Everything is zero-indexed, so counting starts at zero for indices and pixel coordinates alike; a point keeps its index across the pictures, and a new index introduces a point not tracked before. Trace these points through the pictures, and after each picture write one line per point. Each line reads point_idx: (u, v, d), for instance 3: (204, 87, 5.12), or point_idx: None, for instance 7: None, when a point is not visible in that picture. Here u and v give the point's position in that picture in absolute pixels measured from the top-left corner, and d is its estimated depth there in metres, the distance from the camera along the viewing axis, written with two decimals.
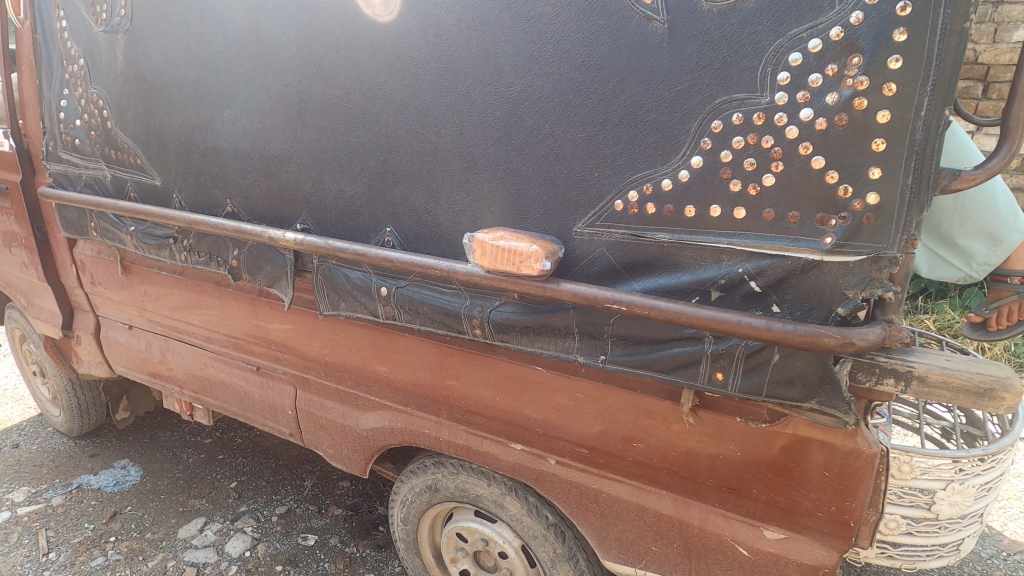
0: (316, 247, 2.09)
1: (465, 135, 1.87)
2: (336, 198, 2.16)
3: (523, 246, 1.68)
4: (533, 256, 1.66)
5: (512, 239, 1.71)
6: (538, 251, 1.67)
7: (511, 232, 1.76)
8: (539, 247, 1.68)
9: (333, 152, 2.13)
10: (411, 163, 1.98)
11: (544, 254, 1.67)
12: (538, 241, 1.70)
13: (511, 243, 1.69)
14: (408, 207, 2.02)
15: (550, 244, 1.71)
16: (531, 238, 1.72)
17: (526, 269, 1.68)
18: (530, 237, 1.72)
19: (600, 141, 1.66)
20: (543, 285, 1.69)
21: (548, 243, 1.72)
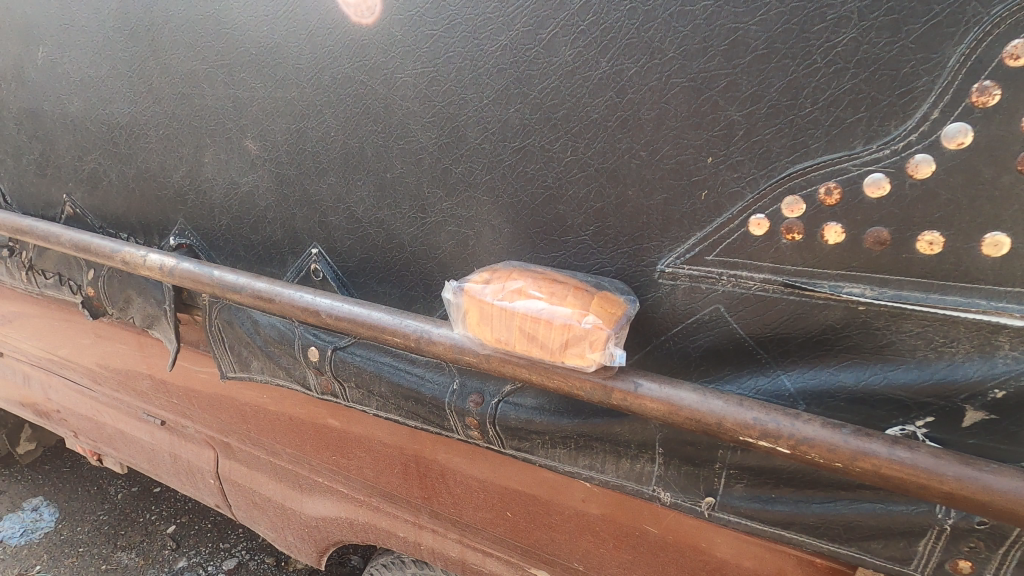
0: (198, 283, 1.24)
1: (440, 84, 0.99)
2: (224, 196, 1.28)
3: (569, 318, 0.83)
4: (590, 339, 0.82)
5: (545, 298, 0.85)
6: (600, 329, 0.82)
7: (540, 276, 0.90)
8: (600, 320, 0.82)
9: (211, 117, 1.23)
10: (344, 138, 1.11)
11: (612, 334, 0.82)
12: (595, 302, 0.85)
13: (544, 310, 0.84)
14: (342, 214, 1.16)
15: (619, 306, 0.86)
16: (581, 294, 0.86)
17: (574, 361, 0.84)
18: (579, 291, 0.87)
19: (719, 93, 0.80)
20: (607, 383, 0.85)
21: (615, 301, 0.86)
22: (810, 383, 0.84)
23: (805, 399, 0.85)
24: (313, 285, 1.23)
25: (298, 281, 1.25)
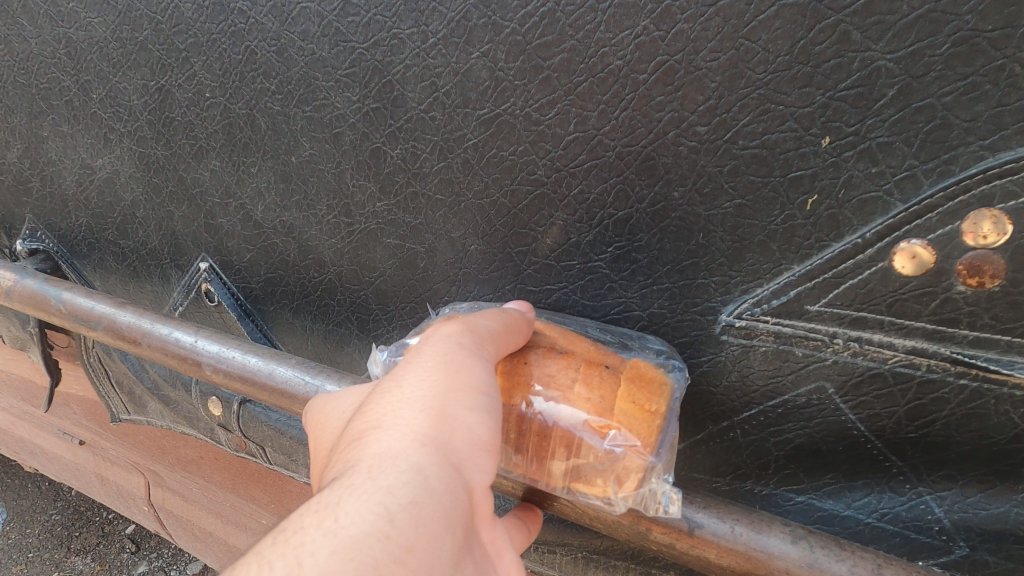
0: (43, 310, 0.87)
1: (358, 12, 0.61)
2: (74, 184, 0.90)
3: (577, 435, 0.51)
4: (612, 470, 0.50)
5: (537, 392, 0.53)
6: (629, 456, 0.50)
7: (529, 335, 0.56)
8: (628, 437, 0.50)
9: (38, 70, 0.84)
10: (226, 100, 0.72)
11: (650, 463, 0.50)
12: (618, 398, 0.52)
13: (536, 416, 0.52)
14: (235, 215, 0.78)
15: (659, 397, 0.52)
16: (594, 382, 0.52)
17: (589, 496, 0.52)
18: (593, 371, 0.53)
19: (854, 16, 0.43)
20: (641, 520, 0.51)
21: (654, 386, 0.52)
22: (978, 515, 0.51)
23: (969, 539, 0.51)
24: (207, 312, 0.87)
25: (188, 306, 0.88)
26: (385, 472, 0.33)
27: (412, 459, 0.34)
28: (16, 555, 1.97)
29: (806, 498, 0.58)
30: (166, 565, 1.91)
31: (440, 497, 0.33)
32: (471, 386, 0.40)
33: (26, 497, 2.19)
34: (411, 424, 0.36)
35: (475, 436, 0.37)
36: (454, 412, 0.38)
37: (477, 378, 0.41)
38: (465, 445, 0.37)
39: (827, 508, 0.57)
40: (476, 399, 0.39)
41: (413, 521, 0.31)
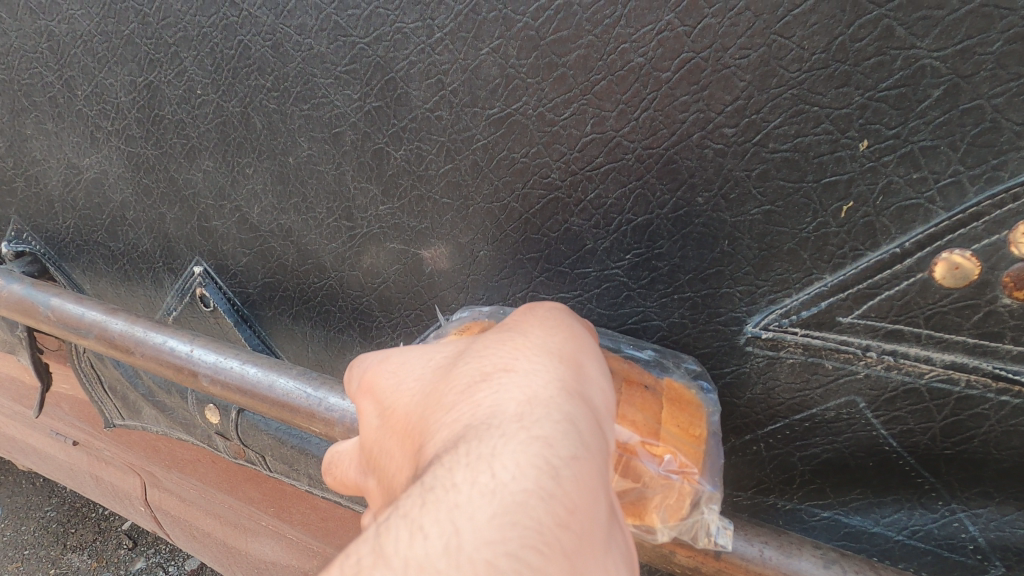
0: (31, 317, 0.84)
1: (359, 5, 0.57)
2: (60, 185, 0.86)
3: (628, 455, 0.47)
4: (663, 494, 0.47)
5: None
6: (680, 481, 0.47)
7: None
8: (679, 461, 0.48)
9: (20, 64, 0.79)
10: (218, 98, 0.69)
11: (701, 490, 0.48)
12: (664, 419, 0.50)
13: None
14: (229, 217, 0.75)
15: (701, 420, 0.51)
16: (638, 400, 0.50)
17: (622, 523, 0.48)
18: (635, 389, 0.51)
19: (898, 10, 0.40)
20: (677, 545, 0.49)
21: (695, 407, 0.51)
22: (1016, 534, 0.48)
23: (1005, 559, 0.49)
24: (202, 317, 0.84)
25: (182, 310, 0.85)
26: (535, 417, 0.26)
27: (563, 410, 0.27)
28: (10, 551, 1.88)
29: (832, 514, 0.55)
30: (163, 562, 1.83)
31: (597, 458, 0.26)
32: (585, 348, 0.34)
33: (22, 493, 2.07)
34: (548, 372, 0.30)
35: (604, 401, 0.31)
36: (586, 371, 0.32)
37: (592, 346, 0.35)
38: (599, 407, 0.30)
39: (854, 524, 0.55)
40: (599, 368, 0.33)
41: (577, 479, 0.24)
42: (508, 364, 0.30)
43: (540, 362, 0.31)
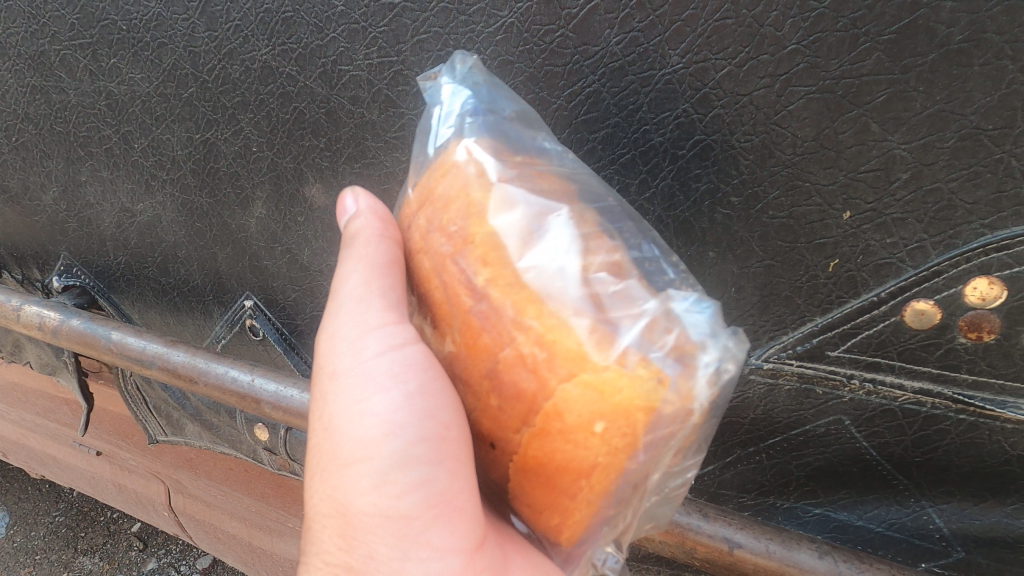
0: (92, 349, 0.91)
1: (410, 83, 0.65)
2: (113, 226, 0.93)
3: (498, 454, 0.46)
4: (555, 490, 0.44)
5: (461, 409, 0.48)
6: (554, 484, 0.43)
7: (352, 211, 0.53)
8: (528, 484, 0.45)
9: (77, 119, 0.87)
10: (273, 154, 0.76)
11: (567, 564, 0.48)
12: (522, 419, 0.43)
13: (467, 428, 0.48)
14: (279, 258, 0.83)
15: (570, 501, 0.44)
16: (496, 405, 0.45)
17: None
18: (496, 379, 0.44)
19: (874, 111, 0.50)
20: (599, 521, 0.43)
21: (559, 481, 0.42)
22: (973, 524, 0.59)
23: (966, 544, 0.59)
24: (251, 345, 0.91)
25: (231, 339, 0.92)
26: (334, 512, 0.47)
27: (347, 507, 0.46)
28: (22, 558, 1.86)
29: (823, 510, 0.65)
30: (174, 561, 1.81)
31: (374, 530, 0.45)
32: (361, 437, 0.46)
33: (28, 499, 2.04)
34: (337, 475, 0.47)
35: (378, 470, 0.45)
36: (366, 459, 0.46)
37: (377, 403, 0.46)
38: (381, 509, 0.45)
39: (842, 518, 0.65)
40: (377, 436, 0.46)
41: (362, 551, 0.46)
42: (319, 468, 0.48)
43: (333, 468, 0.47)
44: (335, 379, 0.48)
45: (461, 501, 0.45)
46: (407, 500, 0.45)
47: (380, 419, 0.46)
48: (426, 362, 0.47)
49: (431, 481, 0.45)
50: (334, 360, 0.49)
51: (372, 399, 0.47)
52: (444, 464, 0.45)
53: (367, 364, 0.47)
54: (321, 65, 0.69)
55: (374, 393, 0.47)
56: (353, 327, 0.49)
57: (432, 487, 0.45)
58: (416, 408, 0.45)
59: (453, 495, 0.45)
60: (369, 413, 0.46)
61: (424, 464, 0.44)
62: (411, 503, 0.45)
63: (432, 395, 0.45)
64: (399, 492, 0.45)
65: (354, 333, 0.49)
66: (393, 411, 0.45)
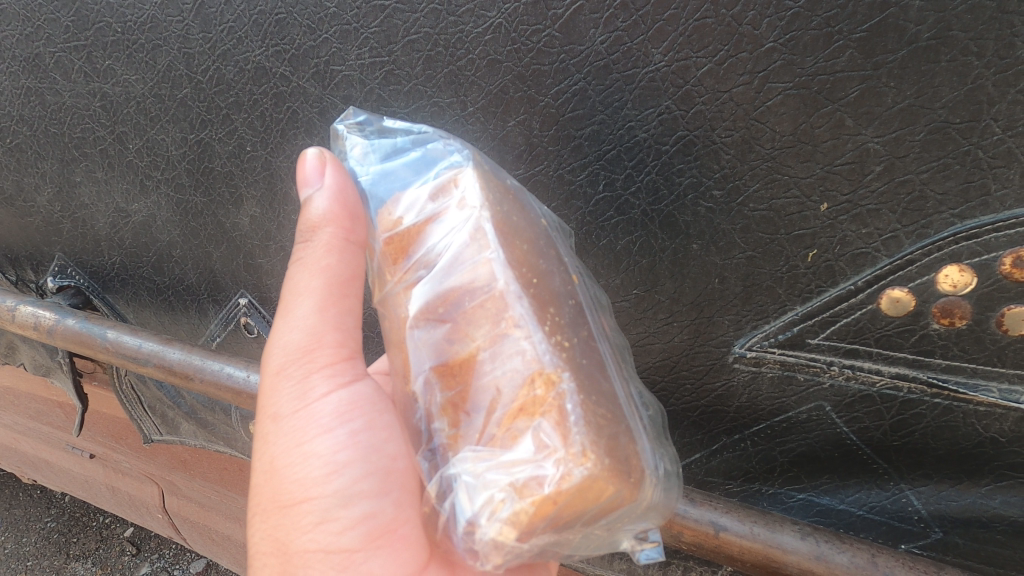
0: (87, 347, 0.91)
1: (400, 82, 0.67)
2: (107, 226, 0.94)
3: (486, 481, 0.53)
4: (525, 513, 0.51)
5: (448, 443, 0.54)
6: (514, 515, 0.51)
7: (315, 192, 0.56)
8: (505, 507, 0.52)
9: (71, 120, 0.88)
10: (267, 153, 0.78)
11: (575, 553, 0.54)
12: None
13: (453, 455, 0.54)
14: (272, 256, 0.84)
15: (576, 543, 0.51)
16: None
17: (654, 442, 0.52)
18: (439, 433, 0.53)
19: (848, 106, 0.52)
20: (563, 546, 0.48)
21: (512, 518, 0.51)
22: (951, 506, 0.60)
23: (943, 526, 0.61)
24: (246, 342, 0.92)
25: (226, 337, 0.93)
26: (274, 552, 0.50)
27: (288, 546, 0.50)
28: (14, 564, 1.85)
29: (806, 495, 0.67)
30: (168, 566, 1.81)
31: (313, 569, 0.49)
32: (306, 477, 0.50)
33: (20, 506, 2.02)
34: (279, 516, 0.51)
35: (322, 507, 0.50)
36: (309, 498, 0.50)
37: (319, 445, 0.51)
38: (325, 544, 0.49)
39: (825, 503, 0.66)
40: (321, 476, 0.50)
41: None
42: (261, 510, 0.52)
43: (275, 509, 0.51)
44: (281, 423, 0.52)
45: (404, 531, 0.51)
46: (350, 533, 0.50)
47: (327, 458, 0.51)
48: (367, 403, 0.54)
49: (376, 514, 0.51)
50: (276, 406, 0.53)
51: (318, 440, 0.52)
52: (388, 497, 0.51)
53: (311, 405, 0.52)
54: (313, 65, 0.70)
55: (319, 434, 0.52)
56: (298, 365, 0.53)
57: (376, 519, 0.50)
58: (362, 448, 0.52)
59: (394, 526, 0.51)
60: (313, 453, 0.51)
61: (370, 497, 0.51)
62: (354, 538, 0.50)
63: (374, 432, 0.53)
64: (345, 527, 0.50)
65: (299, 374, 0.53)
66: (339, 450, 0.51)
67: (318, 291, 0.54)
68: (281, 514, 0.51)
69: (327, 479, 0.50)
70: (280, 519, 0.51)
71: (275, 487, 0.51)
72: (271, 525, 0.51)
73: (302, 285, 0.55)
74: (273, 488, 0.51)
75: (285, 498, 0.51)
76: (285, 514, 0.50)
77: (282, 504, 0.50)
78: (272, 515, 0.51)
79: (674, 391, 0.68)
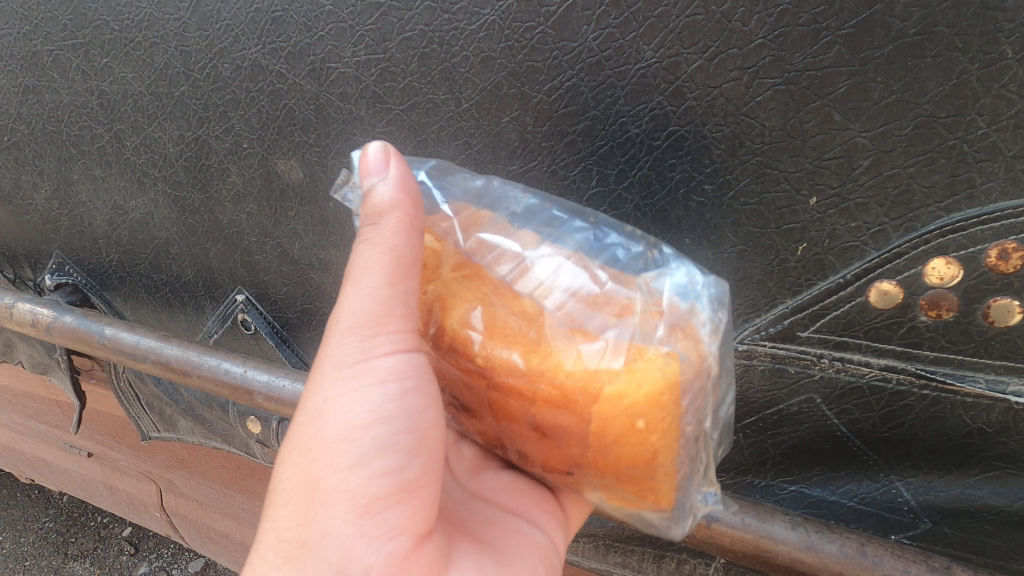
0: (85, 344, 0.92)
1: (396, 78, 0.68)
2: (105, 224, 0.94)
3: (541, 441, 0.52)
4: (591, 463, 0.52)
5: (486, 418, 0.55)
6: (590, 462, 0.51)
7: (379, 183, 0.53)
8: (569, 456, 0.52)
9: (69, 118, 0.88)
10: (263, 150, 0.78)
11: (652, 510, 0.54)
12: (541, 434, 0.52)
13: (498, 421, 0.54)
14: (268, 252, 0.84)
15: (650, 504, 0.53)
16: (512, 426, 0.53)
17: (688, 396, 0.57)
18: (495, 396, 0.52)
19: (836, 101, 0.52)
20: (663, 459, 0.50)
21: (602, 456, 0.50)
22: (939, 496, 0.61)
23: (932, 516, 0.62)
24: (243, 339, 0.92)
25: (223, 333, 0.93)
26: (300, 489, 0.47)
27: (317, 483, 0.46)
28: (12, 564, 1.85)
29: (798, 487, 0.68)
30: (166, 565, 1.81)
31: (336, 513, 0.46)
32: (349, 419, 0.47)
33: (18, 506, 2.03)
34: (311, 455, 0.47)
35: (356, 454, 0.46)
36: (345, 439, 0.47)
37: (366, 392, 0.48)
38: (351, 491, 0.46)
39: (816, 494, 0.67)
40: (364, 423, 0.47)
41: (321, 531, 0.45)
42: (291, 454, 0.48)
43: (309, 449, 0.47)
44: (334, 366, 0.49)
45: (425, 492, 0.49)
46: (376, 485, 0.46)
47: (373, 405, 0.48)
48: (425, 366, 0.51)
49: (402, 469, 0.47)
50: (334, 345, 0.50)
51: (367, 388, 0.48)
52: (417, 458, 0.49)
53: (370, 357, 0.49)
54: (309, 62, 0.71)
55: (370, 383, 0.48)
56: (363, 325, 0.49)
57: (403, 475, 0.47)
58: (408, 404, 0.49)
59: (419, 485, 0.48)
60: (363, 399, 0.48)
61: (403, 454, 0.48)
62: (379, 489, 0.46)
63: (424, 394, 0.50)
64: (374, 480, 0.46)
65: (366, 326, 0.49)
66: (387, 402, 0.48)
67: (387, 266, 0.50)
68: (314, 454, 0.47)
69: (371, 427, 0.47)
70: (310, 458, 0.47)
71: (316, 424, 0.48)
72: (303, 458, 0.47)
73: (368, 260, 0.51)
74: (313, 425, 0.48)
75: (321, 437, 0.47)
76: (319, 449, 0.47)
77: (318, 438, 0.47)
78: (305, 449, 0.47)
79: None
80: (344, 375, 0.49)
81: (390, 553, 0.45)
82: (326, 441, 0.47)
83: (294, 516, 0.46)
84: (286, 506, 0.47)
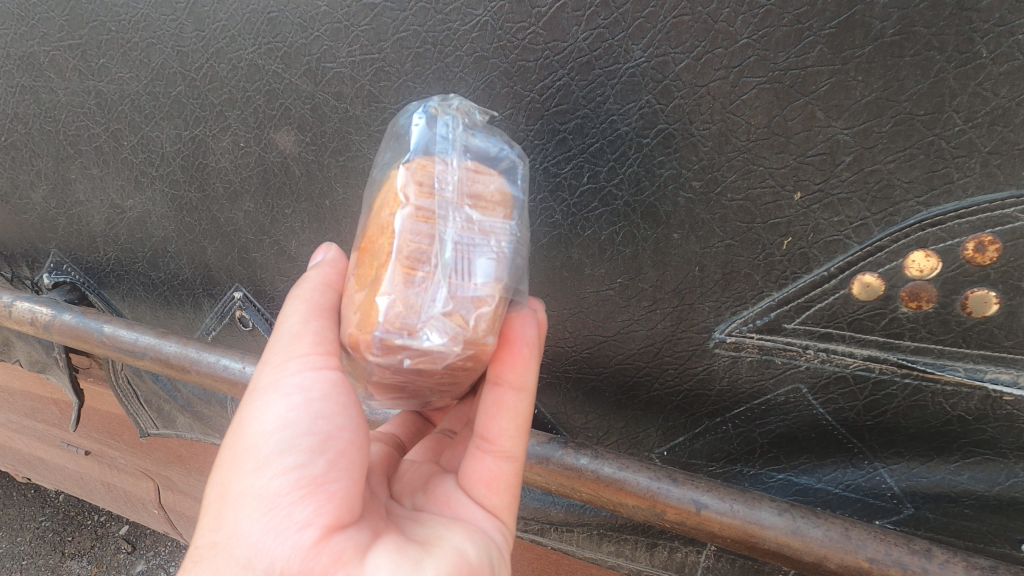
0: (84, 341, 0.93)
1: (390, 78, 0.69)
2: (103, 222, 0.95)
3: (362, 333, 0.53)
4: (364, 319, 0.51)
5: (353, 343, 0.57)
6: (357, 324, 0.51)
7: None
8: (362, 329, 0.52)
9: (67, 118, 0.89)
10: (260, 148, 0.79)
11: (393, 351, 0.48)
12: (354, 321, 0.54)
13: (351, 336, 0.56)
14: (265, 249, 0.85)
15: (376, 283, 0.49)
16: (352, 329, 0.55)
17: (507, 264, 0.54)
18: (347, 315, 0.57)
19: (818, 99, 0.54)
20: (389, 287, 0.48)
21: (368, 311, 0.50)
22: (922, 482, 0.63)
23: (915, 502, 0.63)
24: (241, 335, 0.93)
25: (221, 330, 0.94)
26: (218, 493, 0.50)
27: (229, 487, 0.49)
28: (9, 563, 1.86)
29: (786, 475, 0.69)
30: (164, 563, 1.82)
31: (243, 515, 0.47)
32: (258, 428, 0.50)
33: (14, 505, 2.02)
34: (228, 463, 0.50)
35: (263, 456, 0.49)
36: (255, 446, 0.49)
37: (273, 403, 0.51)
38: (258, 490, 0.48)
39: (803, 482, 0.68)
40: (271, 429, 0.49)
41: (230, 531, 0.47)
42: (217, 462, 0.51)
43: (228, 456, 0.50)
44: (250, 392, 0.52)
45: (334, 488, 0.48)
46: (279, 482, 0.48)
47: (277, 415, 0.50)
48: (331, 380, 0.52)
49: (306, 467, 0.48)
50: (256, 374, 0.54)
51: (275, 401, 0.51)
52: (325, 457, 0.49)
53: (280, 375, 0.52)
54: (304, 62, 0.72)
55: (278, 396, 0.51)
56: (280, 350, 0.54)
57: (306, 472, 0.48)
58: (312, 411, 0.50)
59: (325, 482, 0.48)
60: (269, 409, 0.50)
61: (307, 454, 0.49)
62: (282, 485, 0.48)
63: (330, 403, 0.51)
64: (276, 477, 0.48)
65: (280, 355, 0.53)
66: (290, 411, 0.50)
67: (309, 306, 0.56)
68: (230, 461, 0.50)
69: (276, 433, 0.49)
70: (228, 464, 0.50)
71: (234, 437, 0.51)
72: (221, 469, 0.50)
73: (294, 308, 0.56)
74: (232, 438, 0.51)
75: (239, 446, 0.50)
76: (234, 458, 0.50)
77: (235, 450, 0.50)
78: (224, 461, 0.51)
79: (658, 375, 0.70)
80: (258, 393, 0.52)
81: (295, 543, 0.46)
82: (238, 451, 0.50)
83: (213, 516, 0.49)
84: (207, 513, 0.50)
